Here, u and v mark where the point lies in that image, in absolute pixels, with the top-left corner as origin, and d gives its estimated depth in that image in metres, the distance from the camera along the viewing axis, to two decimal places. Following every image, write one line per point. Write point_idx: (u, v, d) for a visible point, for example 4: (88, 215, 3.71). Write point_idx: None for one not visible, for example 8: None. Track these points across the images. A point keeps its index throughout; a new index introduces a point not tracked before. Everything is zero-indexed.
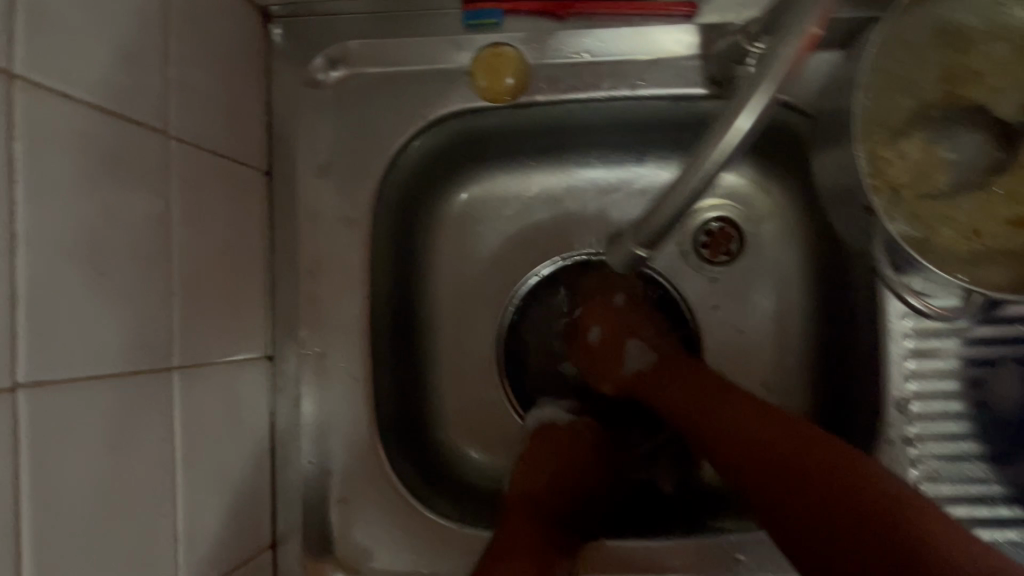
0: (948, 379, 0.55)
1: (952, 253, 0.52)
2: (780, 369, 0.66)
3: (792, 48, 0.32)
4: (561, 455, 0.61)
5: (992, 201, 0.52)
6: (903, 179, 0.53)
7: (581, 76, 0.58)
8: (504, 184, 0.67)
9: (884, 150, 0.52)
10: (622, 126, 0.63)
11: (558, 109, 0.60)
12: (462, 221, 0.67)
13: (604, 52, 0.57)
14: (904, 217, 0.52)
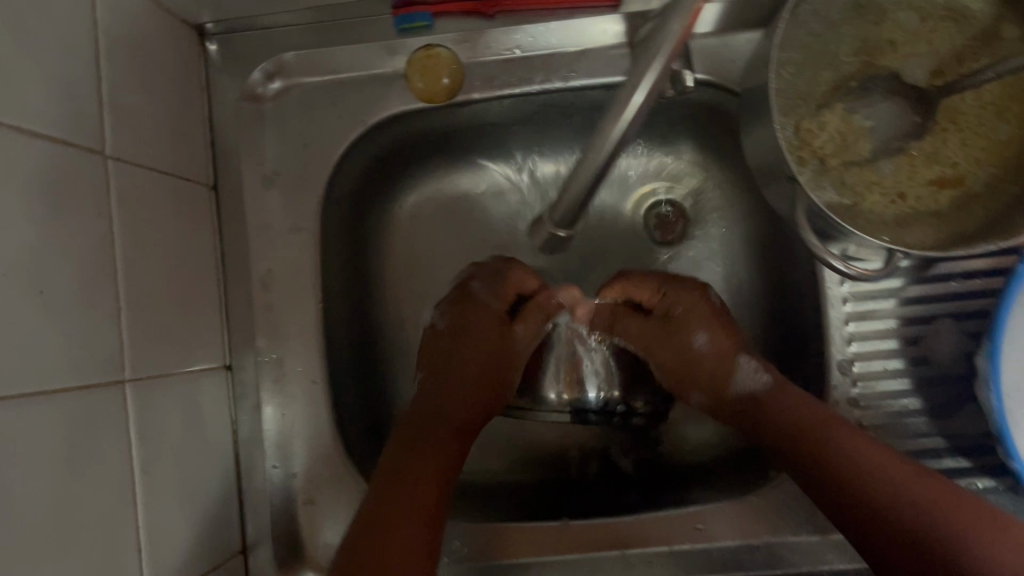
0: (888, 339, 0.57)
1: (879, 216, 0.54)
2: None
3: (679, 27, 0.41)
4: (455, 338, 0.58)
5: (915, 165, 0.54)
6: (827, 150, 0.55)
7: (515, 72, 0.59)
8: (459, 179, 0.70)
9: (808, 124, 0.55)
10: (563, 117, 0.64)
11: (496, 105, 0.61)
12: (417, 226, 0.69)
13: (535, 48, 0.59)
14: (832, 186, 0.54)
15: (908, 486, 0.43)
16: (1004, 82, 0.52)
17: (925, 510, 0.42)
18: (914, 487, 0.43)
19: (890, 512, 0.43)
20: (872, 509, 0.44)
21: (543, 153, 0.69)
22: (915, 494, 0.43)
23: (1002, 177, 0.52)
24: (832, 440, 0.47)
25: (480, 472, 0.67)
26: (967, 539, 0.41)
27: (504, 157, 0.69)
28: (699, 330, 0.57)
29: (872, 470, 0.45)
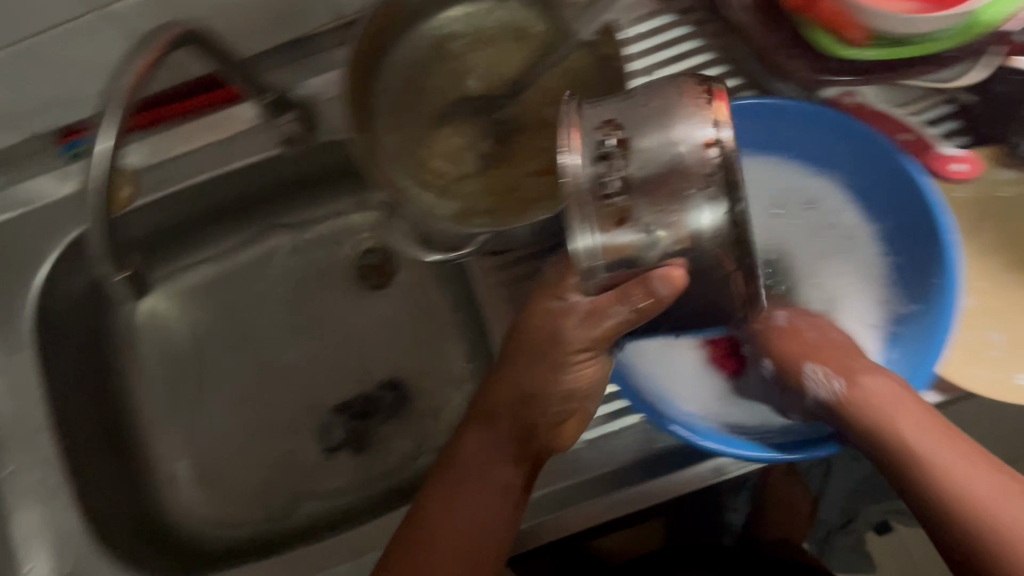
0: None
1: (500, 211, 0.61)
2: (454, 353, 0.75)
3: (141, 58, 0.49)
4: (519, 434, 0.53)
5: (517, 161, 0.62)
6: (443, 169, 0.63)
7: (173, 165, 0.67)
8: (183, 278, 0.77)
9: (420, 150, 0.63)
10: (247, 196, 0.73)
11: (176, 199, 0.69)
12: (156, 327, 0.76)
13: (186, 145, 0.67)
14: (456, 198, 0.62)
15: (927, 435, 0.47)
16: None
17: (917, 438, 0.47)
18: (907, 418, 0.48)
19: (917, 459, 0.46)
20: (848, 420, 0.50)
21: (251, 234, 0.77)
22: (917, 435, 0.47)
23: None
24: (847, 380, 0.52)
25: (251, 534, 0.70)
26: (950, 474, 0.45)
27: (220, 246, 0.77)
28: (865, 378, 0.52)
29: (905, 450, 0.47)
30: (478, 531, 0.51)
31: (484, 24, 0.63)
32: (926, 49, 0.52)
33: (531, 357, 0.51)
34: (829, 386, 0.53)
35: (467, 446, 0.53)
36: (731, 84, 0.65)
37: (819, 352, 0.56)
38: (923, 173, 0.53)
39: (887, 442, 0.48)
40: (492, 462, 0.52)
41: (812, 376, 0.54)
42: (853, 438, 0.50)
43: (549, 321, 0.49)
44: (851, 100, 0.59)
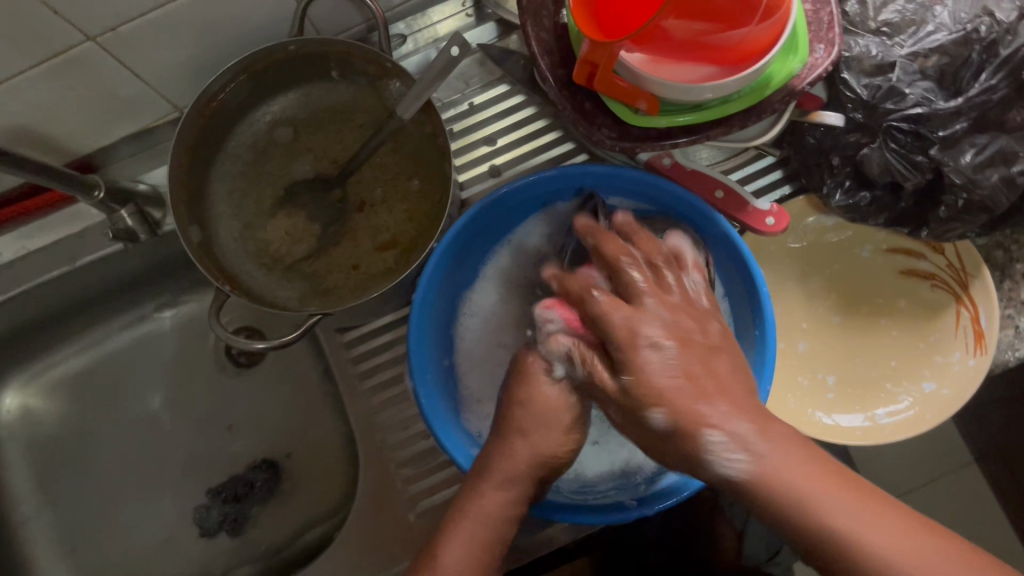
0: (400, 383, 0.66)
1: (342, 289, 0.63)
2: (327, 427, 0.75)
3: None
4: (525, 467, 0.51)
5: (358, 238, 0.64)
6: (286, 251, 0.64)
7: (21, 265, 0.67)
8: (50, 371, 0.76)
9: (263, 234, 0.64)
10: (106, 286, 0.73)
11: (29, 298, 0.69)
12: (25, 421, 0.76)
13: (33, 244, 0.68)
14: (300, 279, 0.64)
15: (833, 493, 0.37)
16: (387, 148, 0.64)
17: (819, 499, 0.37)
18: (814, 482, 0.38)
19: (809, 520, 0.37)
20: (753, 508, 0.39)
21: (119, 322, 0.77)
22: (836, 502, 0.37)
23: (419, 229, 0.63)
24: (753, 448, 0.39)
25: None
26: (890, 575, 0.34)
27: (87, 337, 0.77)
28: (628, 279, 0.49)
29: (823, 532, 0.36)
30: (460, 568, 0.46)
31: (316, 106, 0.65)
32: (721, 112, 0.55)
33: (545, 420, 0.53)
34: (729, 462, 0.39)
35: (487, 491, 0.49)
36: (565, 149, 0.68)
37: (704, 398, 0.42)
38: (731, 231, 0.56)
39: (775, 500, 0.38)
40: (503, 519, 0.49)
41: (715, 443, 0.40)
42: (745, 494, 0.40)
43: (553, 400, 0.53)
44: (666, 161, 0.61)
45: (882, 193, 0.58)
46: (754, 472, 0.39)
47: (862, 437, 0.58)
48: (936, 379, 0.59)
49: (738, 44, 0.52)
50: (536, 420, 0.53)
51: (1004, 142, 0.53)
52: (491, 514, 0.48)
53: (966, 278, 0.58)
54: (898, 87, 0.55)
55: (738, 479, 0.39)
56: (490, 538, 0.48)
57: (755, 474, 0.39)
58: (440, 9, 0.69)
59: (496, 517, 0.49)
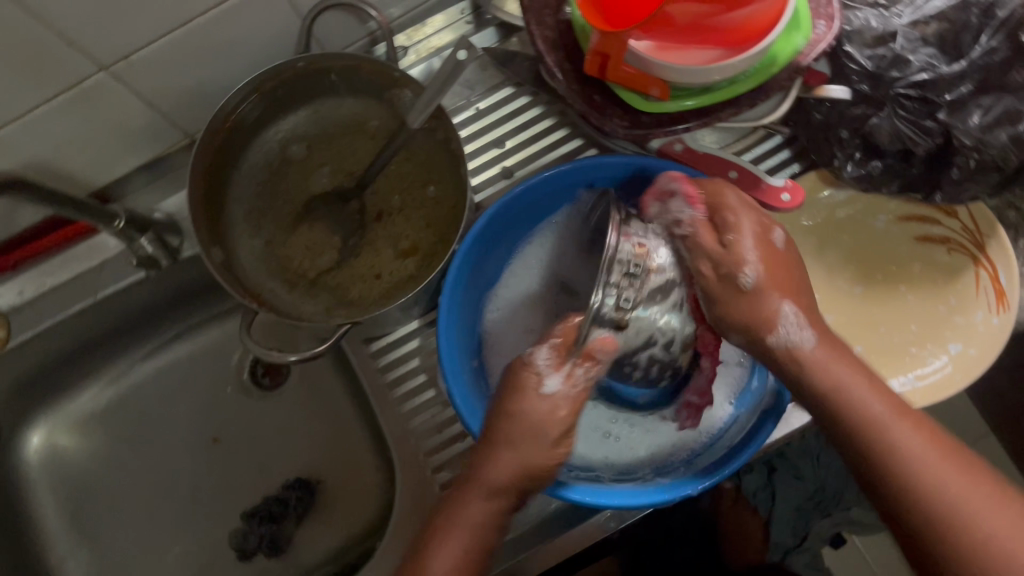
0: (430, 389, 0.66)
1: (367, 299, 0.64)
2: (357, 440, 0.75)
3: None
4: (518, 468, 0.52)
5: (378, 249, 0.65)
6: (307, 266, 0.65)
7: (44, 302, 0.68)
8: (77, 407, 0.77)
9: (283, 251, 0.65)
10: (128, 317, 0.73)
11: (52, 333, 0.69)
12: (53, 460, 0.76)
13: (55, 279, 0.68)
14: (324, 293, 0.64)
15: (916, 437, 0.46)
16: (401, 156, 0.65)
17: (917, 458, 0.45)
18: (841, 371, 0.49)
19: (897, 459, 0.45)
20: (799, 374, 0.50)
21: (142, 353, 0.77)
22: (914, 446, 0.45)
23: (439, 234, 0.64)
24: (816, 334, 0.51)
25: None
26: (932, 480, 0.44)
27: (111, 369, 0.77)
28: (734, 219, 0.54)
29: (926, 484, 0.44)
30: (447, 574, 0.48)
31: (327, 121, 0.65)
32: (729, 93, 0.56)
33: (534, 433, 0.53)
34: (803, 336, 0.51)
35: (470, 504, 0.51)
36: (573, 145, 0.69)
37: (788, 291, 0.52)
38: (750, 208, 0.56)
39: (830, 403, 0.49)
40: (488, 528, 0.51)
41: (786, 325, 0.51)
42: (840, 424, 0.48)
43: (540, 415, 0.53)
44: (678, 147, 0.62)
45: (893, 160, 0.59)
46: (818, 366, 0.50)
47: (897, 402, 0.58)
48: (962, 340, 0.60)
49: (740, 26, 0.53)
50: (520, 432, 0.53)
51: (1011, 102, 0.53)
52: (480, 525, 0.50)
53: (983, 240, 0.60)
54: (902, 54, 0.56)
55: (808, 348, 0.51)
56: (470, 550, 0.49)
57: (824, 373, 0.49)
58: (438, 18, 0.70)
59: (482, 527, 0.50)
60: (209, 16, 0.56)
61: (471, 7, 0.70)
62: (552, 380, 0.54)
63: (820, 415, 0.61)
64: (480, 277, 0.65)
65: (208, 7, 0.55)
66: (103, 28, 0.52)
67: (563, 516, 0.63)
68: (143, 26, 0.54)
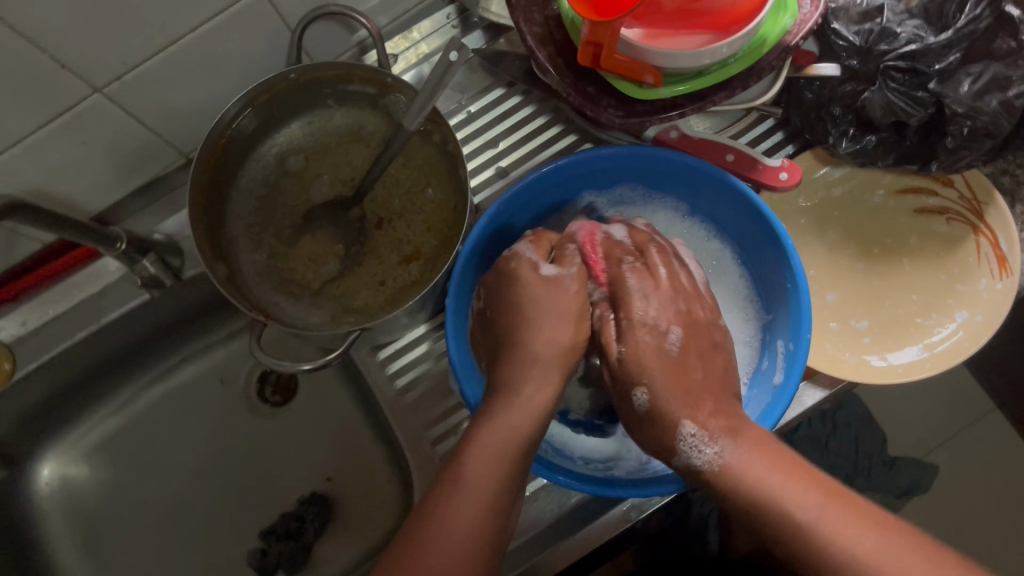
0: (441, 393, 0.66)
1: (373, 305, 0.64)
2: (369, 451, 0.75)
3: None
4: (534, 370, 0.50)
5: (381, 255, 0.65)
6: (311, 276, 0.65)
7: (48, 330, 0.67)
8: (85, 436, 0.76)
9: (286, 263, 0.65)
10: (133, 341, 0.73)
11: (58, 362, 0.68)
12: (65, 492, 0.75)
13: (58, 308, 0.67)
14: (329, 303, 0.64)
15: (849, 519, 0.41)
16: (398, 161, 0.65)
17: (822, 521, 0.41)
18: (774, 474, 0.44)
19: (792, 528, 0.41)
20: (714, 490, 0.46)
21: (148, 378, 0.77)
22: (815, 523, 0.41)
23: (441, 236, 0.64)
24: (731, 439, 0.46)
25: None
26: (865, 571, 0.39)
27: (117, 396, 0.77)
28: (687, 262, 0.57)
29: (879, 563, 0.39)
30: (492, 481, 0.44)
31: (323, 130, 0.65)
32: (721, 77, 0.56)
33: (561, 316, 0.52)
34: (713, 451, 0.46)
35: (510, 415, 0.47)
36: (568, 141, 0.70)
37: (686, 395, 0.49)
38: (748, 189, 0.57)
39: (746, 495, 0.44)
40: (531, 435, 0.47)
41: (690, 445, 0.47)
42: (744, 515, 0.44)
43: (550, 295, 0.53)
44: (673, 134, 0.62)
45: (887, 134, 0.60)
46: (722, 465, 0.45)
47: (909, 373, 0.59)
48: (967, 308, 0.60)
49: (728, 7, 0.53)
50: (542, 315, 0.52)
51: (999, 68, 0.55)
52: (517, 437, 0.46)
53: (982, 207, 0.60)
54: (890, 28, 0.57)
55: (717, 472, 0.45)
56: (510, 458, 0.45)
57: (729, 476, 0.45)
58: (425, 24, 0.71)
59: (520, 431, 0.46)
60: (203, 31, 0.56)
61: (457, 12, 0.71)
62: (549, 266, 0.55)
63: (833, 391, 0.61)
64: (485, 278, 0.65)
65: (201, 21, 0.55)
66: (99, 47, 0.52)
67: (584, 510, 0.63)
68: (139, 43, 0.54)
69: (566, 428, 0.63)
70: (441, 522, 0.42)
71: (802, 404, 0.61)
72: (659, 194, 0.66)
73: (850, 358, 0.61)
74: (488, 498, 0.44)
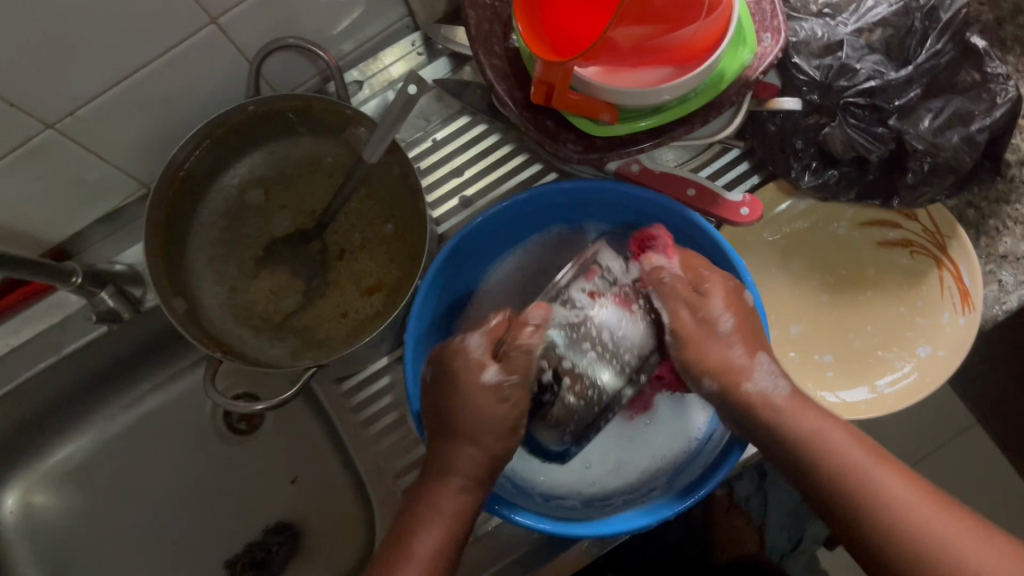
0: (404, 425, 0.66)
1: (333, 339, 0.63)
2: (336, 479, 0.74)
3: None
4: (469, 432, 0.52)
5: (342, 288, 0.64)
6: (272, 309, 0.64)
7: (8, 361, 0.67)
8: (49, 465, 0.75)
9: (247, 295, 0.65)
10: (97, 370, 0.72)
11: (20, 393, 0.68)
12: (28, 521, 0.74)
13: (18, 340, 0.67)
14: (289, 335, 0.64)
15: (900, 479, 0.44)
16: (359, 193, 0.64)
17: (910, 503, 0.43)
18: (833, 429, 0.47)
19: (877, 498, 0.44)
20: (769, 430, 0.49)
21: (114, 406, 0.77)
22: (891, 481, 0.44)
23: (403, 270, 0.63)
24: (792, 385, 0.50)
25: None
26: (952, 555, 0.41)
27: (83, 425, 0.76)
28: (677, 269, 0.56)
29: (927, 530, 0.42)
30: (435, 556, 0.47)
31: (283, 161, 0.65)
32: (680, 112, 0.56)
33: (495, 428, 0.52)
34: (773, 383, 0.50)
35: (443, 497, 0.49)
36: (533, 170, 0.69)
37: (745, 357, 0.52)
38: (707, 226, 0.57)
39: (800, 429, 0.48)
40: (468, 514, 0.50)
41: (760, 380, 0.50)
42: (818, 472, 0.46)
43: (485, 400, 0.52)
44: (634, 168, 0.62)
45: (849, 168, 0.59)
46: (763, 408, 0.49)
47: (871, 409, 0.59)
48: (931, 343, 0.60)
49: (685, 44, 0.52)
50: (475, 429, 0.51)
51: (958, 104, 0.55)
52: (458, 513, 0.49)
53: (944, 241, 0.59)
54: (849, 63, 0.56)
55: (780, 407, 0.49)
56: (451, 529, 0.49)
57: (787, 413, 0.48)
58: (390, 51, 0.70)
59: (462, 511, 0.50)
60: (155, 66, 0.56)
61: (421, 38, 0.70)
62: (493, 369, 0.53)
63: None
64: (447, 311, 0.65)
65: (154, 57, 0.55)
66: (45, 85, 0.52)
67: (545, 544, 0.62)
68: (88, 79, 0.53)
69: (528, 464, 0.62)
70: (400, 565, 0.47)
71: (765, 439, 0.61)
72: (622, 228, 0.66)
73: (811, 393, 0.60)
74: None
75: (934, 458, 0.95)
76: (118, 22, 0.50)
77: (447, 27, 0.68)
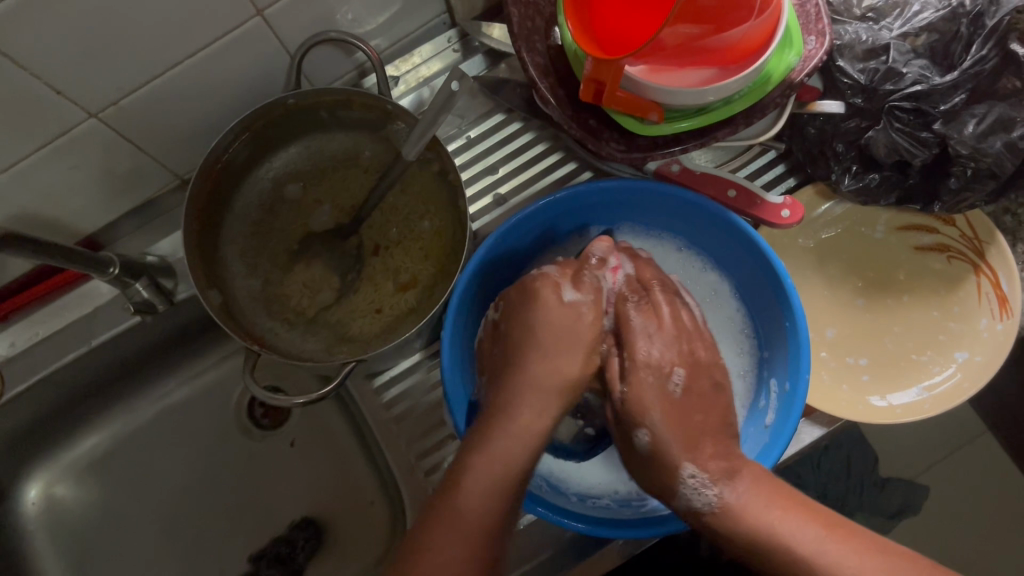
0: (436, 422, 0.65)
1: (367, 335, 0.63)
2: (361, 475, 0.74)
3: None
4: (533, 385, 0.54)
5: (377, 283, 0.64)
6: (306, 303, 0.64)
7: (37, 352, 0.66)
8: (73, 457, 0.75)
9: (281, 289, 0.64)
10: (125, 360, 0.72)
11: (49, 383, 0.67)
12: (50, 513, 0.74)
13: (48, 330, 0.66)
14: (323, 330, 0.64)
15: (848, 552, 0.44)
16: (396, 189, 0.64)
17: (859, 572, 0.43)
18: (771, 511, 0.48)
19: (808, 568, 0.45)
20: (713, 531, 0.50)
21: (138, 397, 0.76)
22: (834, 556, 0.44)
23: (440, 265, 0.63)
24: (727, 485, 0.50)
25: None
26: None
27: (106, 417, 0.76)
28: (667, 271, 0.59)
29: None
30: (489, 500, 0.48)
31: (320, 156, 0.65)
32: (724, 114, 0.56)
33: (569, 343, 0.55)
34: (708, 492, 0.50)
35: (501, 438, 0.50)
36: (567, 169, 0.69)
37: (688, 446, 0.53)
38: (749, 227, 0.57)
39: (744, 533, 0.48)
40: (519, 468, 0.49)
41: (689, 475, 0.51)
42: (737, 545, 0.48)
43: (554, 317, 0.55)
44: (674, 168, 0.62)
45: (890, 172, 0.60)
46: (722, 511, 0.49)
47: (909, 413, 0.59)
48: (968, 348, 0.60)
49: (733, 45, 0.52)
50: (546, 352, 0.55)
51: (1002, 108, 0.54)
52: (513, 454, 0.49)
53: (983, 246, 0.60)
54: (895, 67, 0.56)
55: (716, 502, 0.50)
56: (505, 470, 0.49)
57: (732, 517, 0.49)
58: (426, 47, 0.70)
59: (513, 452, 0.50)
60: (200, 57, 0.55)
61: (458, 35, 0.70)
62: (570, 290, 0.57)
63: (830, 428, 0.61)
64: (481, 310, 0.64)
65: (200, 47, 0.55)
66: (93, 73, 0.51)
67: (577, 545, 0.62)
68: (134, 69, 0.53)
69: (562, 464, 0.62)
70: (450, 521, 0.46)
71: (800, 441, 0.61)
72: (657, 230, 0.66)
73: (847, 396, 0.60)
74: (489, 507, 0.47)
75: (944, 466, 0.95)
76: (168, 11, 0.50)
77: (485, 23, 0.68)
